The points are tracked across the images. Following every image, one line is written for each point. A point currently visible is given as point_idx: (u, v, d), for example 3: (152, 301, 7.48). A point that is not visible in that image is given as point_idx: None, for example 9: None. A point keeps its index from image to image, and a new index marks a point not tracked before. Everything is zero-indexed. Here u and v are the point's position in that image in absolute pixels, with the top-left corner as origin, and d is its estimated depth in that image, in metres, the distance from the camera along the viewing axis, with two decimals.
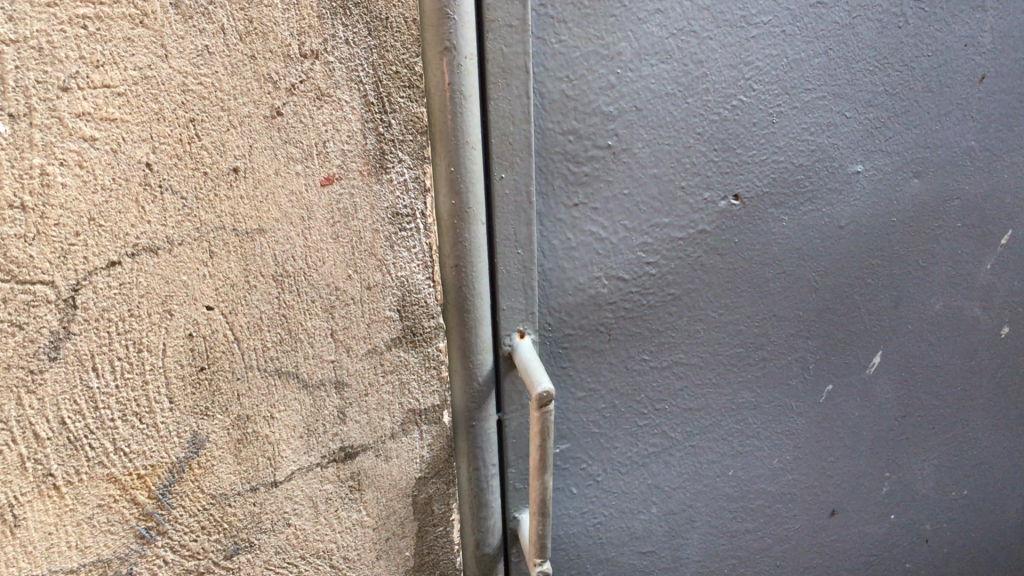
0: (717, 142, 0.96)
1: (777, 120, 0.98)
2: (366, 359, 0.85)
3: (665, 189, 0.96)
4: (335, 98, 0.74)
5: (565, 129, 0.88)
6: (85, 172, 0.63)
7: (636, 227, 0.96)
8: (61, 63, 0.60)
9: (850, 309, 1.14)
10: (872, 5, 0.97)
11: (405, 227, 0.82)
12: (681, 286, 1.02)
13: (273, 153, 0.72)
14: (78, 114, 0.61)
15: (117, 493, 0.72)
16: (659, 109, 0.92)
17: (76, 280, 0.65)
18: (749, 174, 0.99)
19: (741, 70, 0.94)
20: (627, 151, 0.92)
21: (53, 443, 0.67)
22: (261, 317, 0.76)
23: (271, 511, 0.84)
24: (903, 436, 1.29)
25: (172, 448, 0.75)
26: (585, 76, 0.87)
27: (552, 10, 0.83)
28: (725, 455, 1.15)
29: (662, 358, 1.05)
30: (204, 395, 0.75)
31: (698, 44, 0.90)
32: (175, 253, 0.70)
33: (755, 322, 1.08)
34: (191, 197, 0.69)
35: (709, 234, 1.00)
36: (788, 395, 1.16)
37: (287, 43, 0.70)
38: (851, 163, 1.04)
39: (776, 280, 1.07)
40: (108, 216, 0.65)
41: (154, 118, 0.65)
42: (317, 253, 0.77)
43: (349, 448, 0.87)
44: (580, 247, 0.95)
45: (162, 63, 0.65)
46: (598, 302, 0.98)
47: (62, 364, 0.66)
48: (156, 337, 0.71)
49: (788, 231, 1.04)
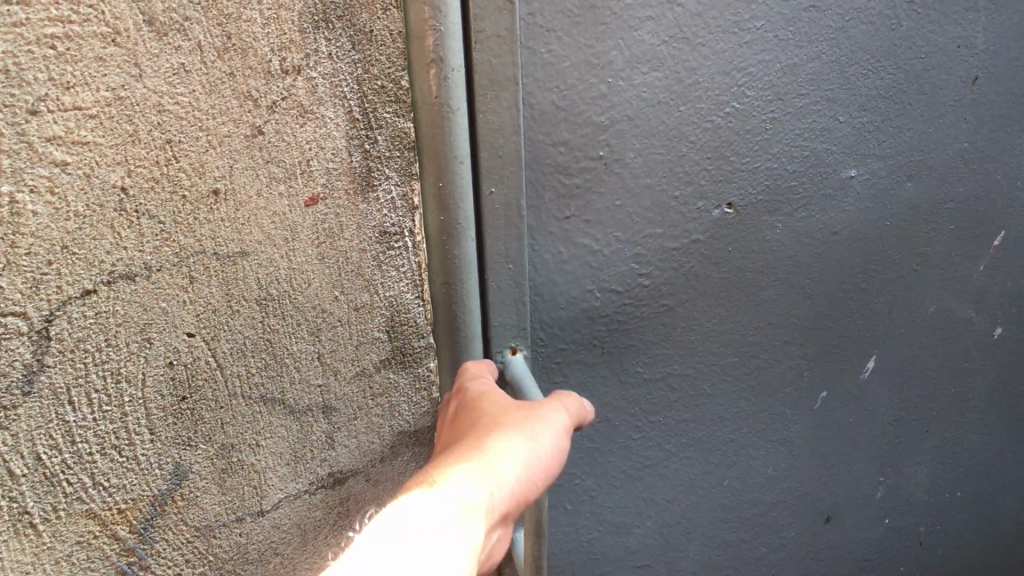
0: (710, 150, 0.95)
1: (771, 127, 0.97)
2: (355, 382, 0.85)
3: (657, 199, 0.95)
4: (318, 115, 0.73)
5: (556, 141, 0.88)
6: (57, 198, 0.60)
7: (629, 238, 0.95)
8: (30, 85, 0.57)
9: (843, 314, 1.14)
10: (867, 8, 0.96)
11: (392, 245, 0.82)
12: (675, 297, 1.01)
13: (255, 173, 0.71)
14: (49, 138, 0.59)
15: (98, 530, 0.70)
16: (651, 118, 0.91)
17: (50, 310, 0.62)
18: (743, 182, 0.98)
19: (734, 77, 0.93)
20: (619, 161, 0.91)
21: (28, 480, 0.64)
22: (245, 342, 0.75)
23: (257, 541, 0.83)
24: (898, 440, 1.28)
25: (155, 481, 0.73)
26: (576, 86, 0.86)
27: (541, 19, 0.82)
28: (721, 466, 1.14)
29: (656, 370, 1.04)
30: (186, 425, 0.74)
31: (692, 51, 0.89)
32: (153, 279, 0.68)
33: (750, 331, 1.08)
34: (169, 221, 0.67)
35: (703, 243, 1.00)
36: (784, 403, 1.15)
37: (267, 59, 0.69)
38: (844, 169, 1.04)
39: (770, 288, 1.06)
40: (82, 243, 0.63)
41: (128, 140, 0.63)
42: (302, 274, 0.77)
43: (338, 473, 0.87)
44: (571, 260, 0.94)
45: (136, 82, 0.63)
46: (591, 315, 0.97)
47: (36, 398, 0.63)
48: (134, 367, 0.69)
49: (781, 238, 1.04)
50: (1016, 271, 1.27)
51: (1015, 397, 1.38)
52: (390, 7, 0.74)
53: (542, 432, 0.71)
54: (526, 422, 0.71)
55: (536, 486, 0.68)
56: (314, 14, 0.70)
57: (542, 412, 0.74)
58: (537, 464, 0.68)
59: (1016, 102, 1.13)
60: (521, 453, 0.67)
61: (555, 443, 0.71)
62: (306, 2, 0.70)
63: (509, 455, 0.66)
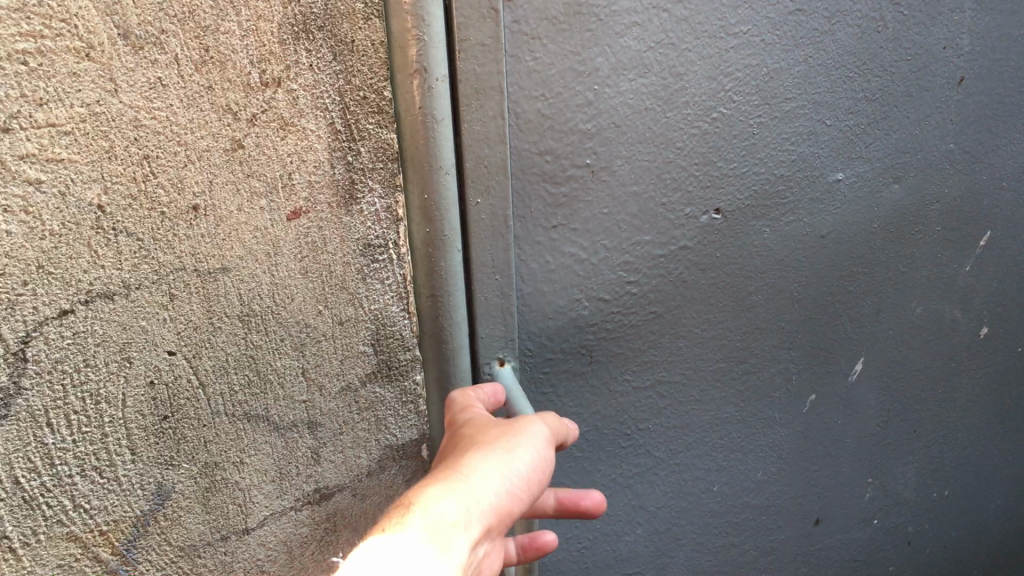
0: (698, 156, 0.95)
1: (758, 131, 0.97)
2: (340, 397, 0.85)
3: (644, 206, 0.95)
4: (299, 127, 0.73)
5: (542, 149, 0.87)
6: (31, 218, 0.61)
7: (616, 246, 0.95)
8: (1, 103, 0.58)
9: (831, 316, 1.14)
10: (852, 11, 0.96)
11: (377, 258, 0.81)
12: (663, 303, 1.01)
13: (235, 188, 0.71)
14: (22, 156, 0.60)
15: (79, 551, 0.72)
16: (638, 124, 0.91)
17: (26, 332, 0.64)
18: (730, 187, 0.98)
19: (721, 82, 0.93)
20: (606, 169, 0.91)
21: (6, 504, 0.66)
22: (228, 359, 0.76)
23: (242, 560, 0.85)
24: (886, 440, 1.29)
25: (137, 501, 0.75)
26: (561, 94, 0.85)
27: (526, 27, 0.80)
28: (711, 471, 1.14)
29: (645, 378, 1.04)
30: (168, 444, 0.75)
31: (677, 56, 0.89)
32: (132, 297, 0.69)
33: (738, 336, 1.08)
34: (149, 238, 0.68)
35: (691, 250, 1.00)
36: (773, 407, 1.15)
37: (246, 71, 0.69)
38: (831, 172, 1.04)
39: (757, 293, 1.06)
40: (58, 263, 0.64)
41: (105, 156, 0.64)
42: (284, 289, 0.77)
43: (324, 489, 0.88)
44: (559, 270, 0.93)
45: (112, 97, 0.63)
46: (579, 324, 0.97)
47: (13, 421, 0.64)
48: (115, 387, 0.70)
49: (769, 243, 1.04)
50: (1001, 270, 1.28)
51: (1001, 395, 1.39)
52: (372, 16, 0.73)
53: (519, 444, 0.68)
54: (502, 436, 0.68)
55: (518, 500, 0.65)
56: (293, 25, 0.70)
57: (520, 424, 0.71)
58: (516, 479, 0.65)
59: (998, 103, 1.14)
60: (496, 467, 0.65)
61: (535, 455, 0.68)
62: (287, 12, 0.69)
63: (485, 470, 0.64)
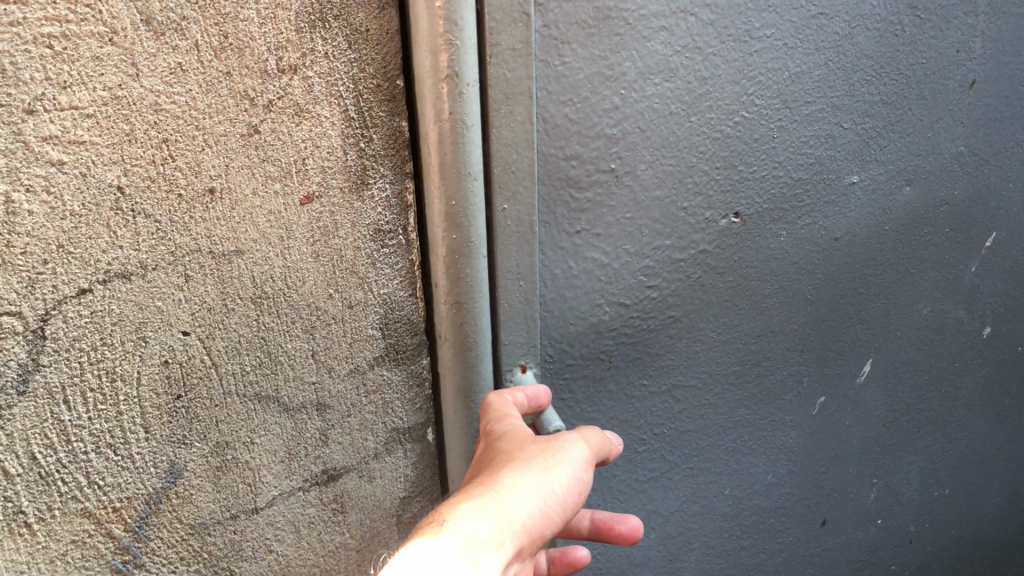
0: (719, 160, 0.93)
1: (778, 135, 0.96)
2: (348, 378, 0.87)
3: (666, 210, 0.92)
4: (313, 114, 0.75)
5: (568, 154, 0.84)
6: (52, 198, 0.63)
7: (638, 250, 0.93)
8: (26, 85, 0.60)
9: (843, 321, 1.14)
10: (870, 15, 0.96)
11: (387, 243, 0.85)
12: (681, 308, 0.99)
13: (251, 172, 0.73)
14: (45, 138, 0.62)
15: (92, 527, 0.74)
16: (663, 128, 0.88)
17: (45, 310, 0.65)
18: (749, 190, 0.97)
19: (744, 86, 0.91)
20: (630, 173, 0.88)
21: (22, 480, 0.68)
22: (240, 340, 0.78)
23: (251, 539, 0.86)
24: (891, 440, 1.29)
25: (149, 479, 0.76)
26: (589, 98, 0.83)
27: (557, 31, 0.78)
28: (722, 475, 1.14)
29: (661, 383, 1.02)
30: (181, 423, 0.77)
31: (702, 59, 0.87)
32: (149, 278, 0.70)
33: (752, 339, 1.07)
34: (166, 220, 0.70)
35: (710, 254, 0.98)
36: (783, 409, 1.15)
37: (263, 59, 0.71)
38: (847, 174, 1.04)
39: (772, 295, 1.06)
40: (78, 243, 0.66)
41: (126, 139, 0.66)
42: (296, 272, 0.79)
43: (332, 470, 0.90)
44: (582, 275, 0.90)
45: (133, 82, 0.65)
46: (599, 330, 0.94)
47: (31, 398, 0.66)
48: (130, 366, 0.71)
49: (785, 247, 1.03)
50: (1005, 272, 1.29)
51: (1001, 396, 1.40)
52: (385, 6, 0.78)
53: (557, 464, 0.68)
54: (539, 455, 0.68)
55: (550, 521, 0.65)
56: (310, 14, 0.73)
57: (559, 442, 0.71)
58: (551, 499, 0.65)
59: (1009, 105, 1.14)
60: (531, 488, 0.64)
61: (572, 477, 0.68)
62: (304, 2, 0.72)
63: (519, 488, 0.64)
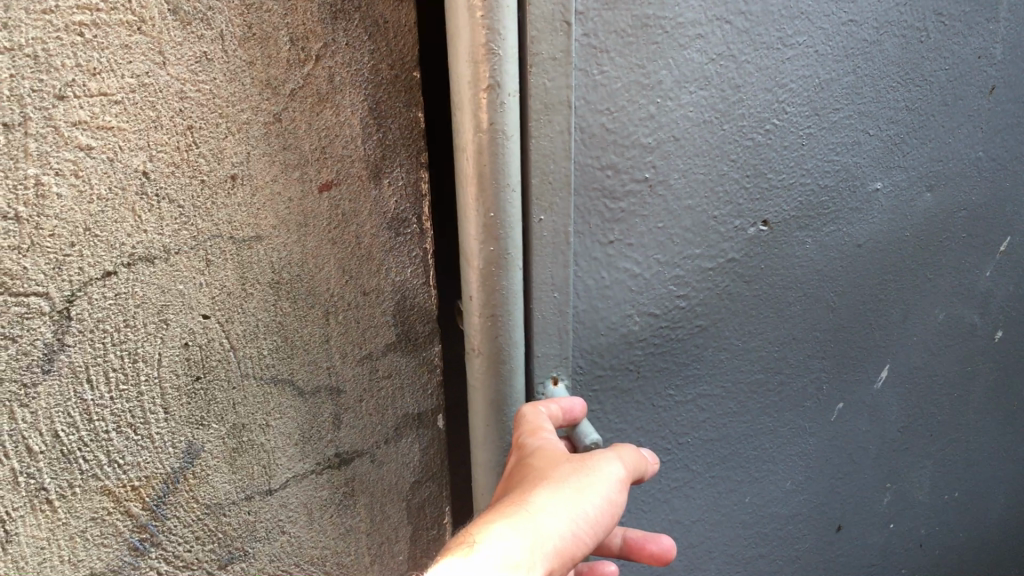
0: (750, 168, 0.91)
1: (806, 142, 0.94)
2: (361, 364, 0.98)
3: (697, 219, 0.90)
4: (332, 103, 0.84)
5: (604, 164, 0.81)
6: (80, 181, 0.69)
7: (669, 259, 0.90)
8: (57, 71, 0.66)
9: (863, 328, 1.13)
10: (898, 22, 0.94)
11: (403, 232, 0.95)
12: (708, 317, 0.97)
13: (270, 159, 0.81)
14: (74, 123, 0.68)
15: (112, 504, 0.80)
16: (697, 137, 0.85)
17: (71, 291, 0.71)
18: (778, 199, 0.95)
19: (776, 93, 0.89)
20: (664, 182, 0.85)
21: (45, 457, 0.73)
22: (257, 326, 0.86)
23: (264, 519, 0.95)
24: (904, 445, 1.29)
25: (168, 458, 0.83)
26: (625, 108, 0.80)
27: (596, 40, 0.75)
28: (743, 483, 1.12)
29: (687, 392, 1.00)
30: (199, 403, 0.84)
31: (737, 68, 0.85)
32: (171, 262, 0.78)
33: (776, 346, 1.05)
34: (188, 205, 0.77)
35: (737, 262, 0.95)
36: (803, 417, 1.14)
37: (286, 49, 0.79)
38: (872, 181, 1.02)
39: (795, 303, 1.04)
40: (104, 226, 0.72)
41: (151, 125, 0.72)
42: (313, 257, 0.88)
43: (343, 454, 1.01)
44: (614, 285, 0.88)
45: (160, 69, 0.71)
46: (629, 340, 0.92)
47: (55, 376, 0.72)
48: (152, 347, 0.78)
49: (811, 253, 1.01)
50: (1018, 278, 1.28)
51: (1008, 400, 1.39)
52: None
53: (590, 485, 0.67)
54: (572, 474, 0.67)
55: (581, 543, 0.65)
56: (331, 6, 0.81)
57: (593, 461, 0.70)
58: (582, 522, 0.65)
59: None
60: (564, 509, 0.64)
61: (605, 499, 0.68)
62: None
63: (551, 510, 0.64)
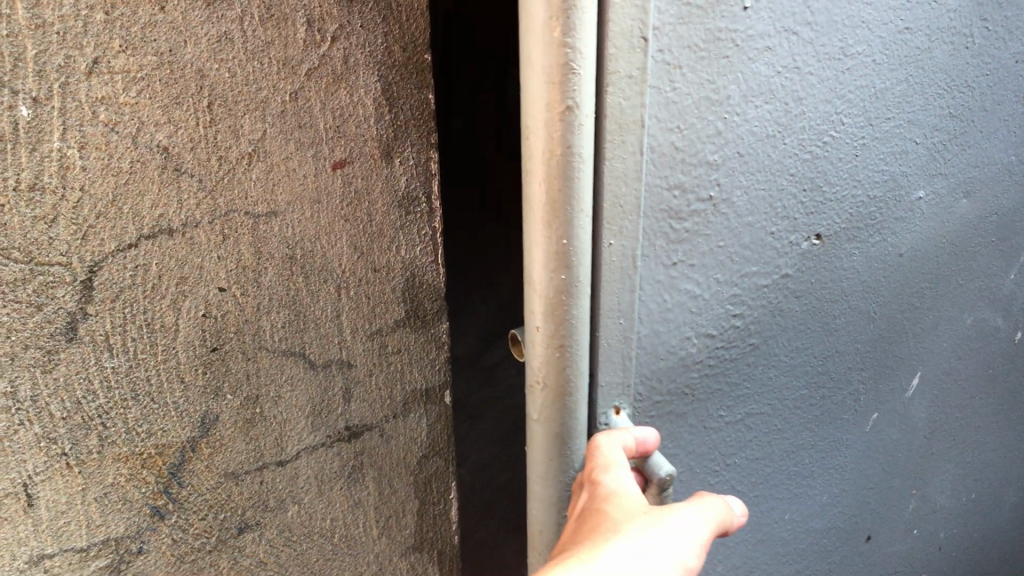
0: (807, 181, 0.86)
1: (859, 153, 0.89)
2: (373, 339, 1.07)
3: (756, 236, 0.85)
4: (347, 83, 0.91)
5: (672, 184, 0.76)
6: (104, 155, 0.79)
7: (727, 278, 0.86)
8: (83, 48, 0.75)
9: (897, 337, 1.09)
10: (948, 27, 0.88)
11: (413, 210, 1.02)
12: (760, 334, 0.92)
13: (285, 137, 0.89)
14: (100, 99, 0.77)
15: (129, 471, 0.93)
16: (760, 152, 0.81)
17: (93, 262, 0.83)
18: (829, 211, 0.90)
19: (834, 104, 0.84)
20: (727, 201, 0.81)
21: (66, 423, 0.87)
22: (274, 299, 0.95)
23: (278, 486, 1.06)
24: (931, 452, 1.27)
25: (185, 427, 0.95)
26: (693, 125, 0.74)
27: (670, 56, 0.70)
28: (784, 499, 1.10)
29: (736, 412, 0.96)
30: (215, 372, 0.95)
31: (800, 81, 0.80)
32: (188, 235, 0.87)
33: (818, 361, 1.01)
34: (206, 180, 0.86)
35: (791, 278, 0.91)
36: (840, 430, 1.11)
37: (302, 30, 0.86)
38: (914, 190, 0.97)
39: (840, 315, 0.99)
40: (127, 198, 0.82)
41: (174, 102, 0.81)
42: (328, 233, 0.96)
43: (353, 427, 1.10)
44: (674, 309, 0.83)
45: (182, 48, 0.80)
46: (686, 363, 0.87)
47: (78, 344, 0.85)
48: (170, 317, 0.89)
49: (857, 267, 0.97)
50: None
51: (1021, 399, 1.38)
52: None
53: (665, 547, 0.65)
54: (648, 533, 0.66)
55: None
56: None
57: (672, 522, 0.68)
58: None
59: None
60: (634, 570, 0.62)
61: (679, 564, 0.65)
62: None
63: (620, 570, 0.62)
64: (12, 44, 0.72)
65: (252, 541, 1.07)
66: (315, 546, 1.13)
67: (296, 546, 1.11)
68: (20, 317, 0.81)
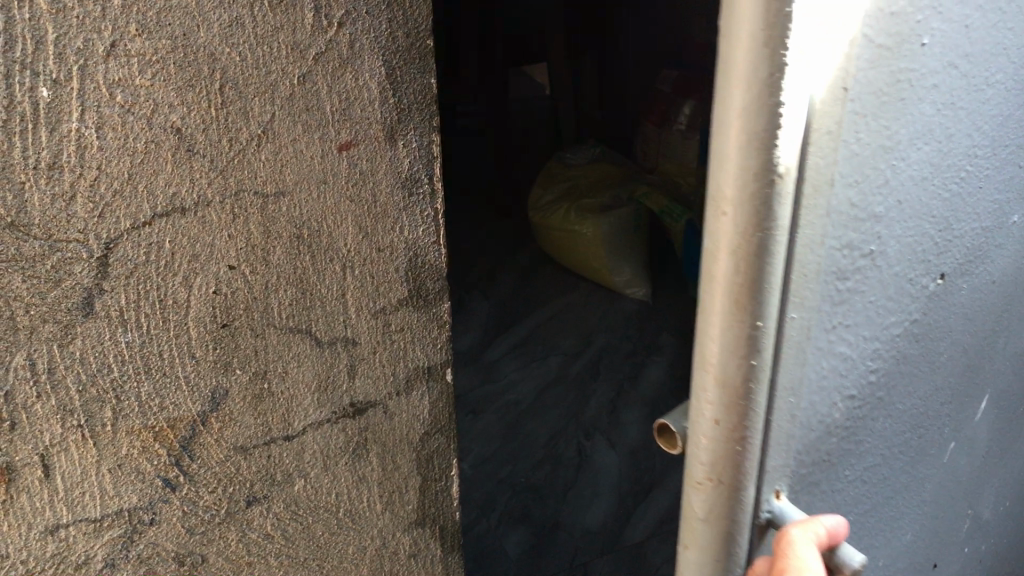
0: (942, 222, 0.79)
1: (982, 185, 0.81)
2: (376, 319, 1.07)
3: (900, 285, 0.78)
4: (352, 69, 0.92)
5: (843, 244, 0.70)
6: (121, 135, 0.81)
7: (874, 333, 0.78)
8: (103, 31, 0.77)
9: (995, 376, 0.99)
10: None
11: (416, 192, 1.02)
12: (887, 387, 0.83)
13: (294, 121, 0.90)
14: (116, 82, 0.79)
15: (142, 443, 0.94)
16: (915, 197, 0.75)
17: (108, 240, 0.84)
18: (953, 251, 0.82)
19: (973, 137, 0.77)
20: (882, 253, 0.74)
21: (82, 396, 0.88)
22: (284, 276, 0.96)
23: (286, 461, 1.07)
24: (1005, 487, 1.17)
25: (196, 402, 0.96)
26: (869, 176, 0.69)
27: (858, 104, 0.65)
28: (875, 546, 0.94)
29: (855, 469, 0.85)
30: (225, 348, 0.95)
31: (953, 119, 0.74)
32: (199, 214, 0.88)
33: (925, 404, 0.90)
34: (218, 160, 0.87)
35: (917, 322, 0.82)
36: (937, 476, 0.99)
37: (313, 18, 0.87)
38: (1012, 216, 0.87)
39: (947, 355, 0.89)
40: (140, 178, 0.83)
41: (186, 85, 0.82)
42: (333, 213, 0.97)
43: (357, 404, 1.11)
44: (829, 375, 0.75)
45: (195, 33, 0.81)
46: (830, 429, 0.79)
47: (94, 319, 0.86)
48: (184, 293, 0.90)
49: (966, 302, 0.88)
50: None
51: None
52: None
53: None
54: None
55: None
56: None
57: None
58: None
59: None
60: None
61: None
62: None
63: None
64: (32, 28, 0.74)
65: (259, 514, 1.08)
66: (317, 522, 1.14)
67: (300, 521, 1.12)
68: (39, 291, 0.82)
